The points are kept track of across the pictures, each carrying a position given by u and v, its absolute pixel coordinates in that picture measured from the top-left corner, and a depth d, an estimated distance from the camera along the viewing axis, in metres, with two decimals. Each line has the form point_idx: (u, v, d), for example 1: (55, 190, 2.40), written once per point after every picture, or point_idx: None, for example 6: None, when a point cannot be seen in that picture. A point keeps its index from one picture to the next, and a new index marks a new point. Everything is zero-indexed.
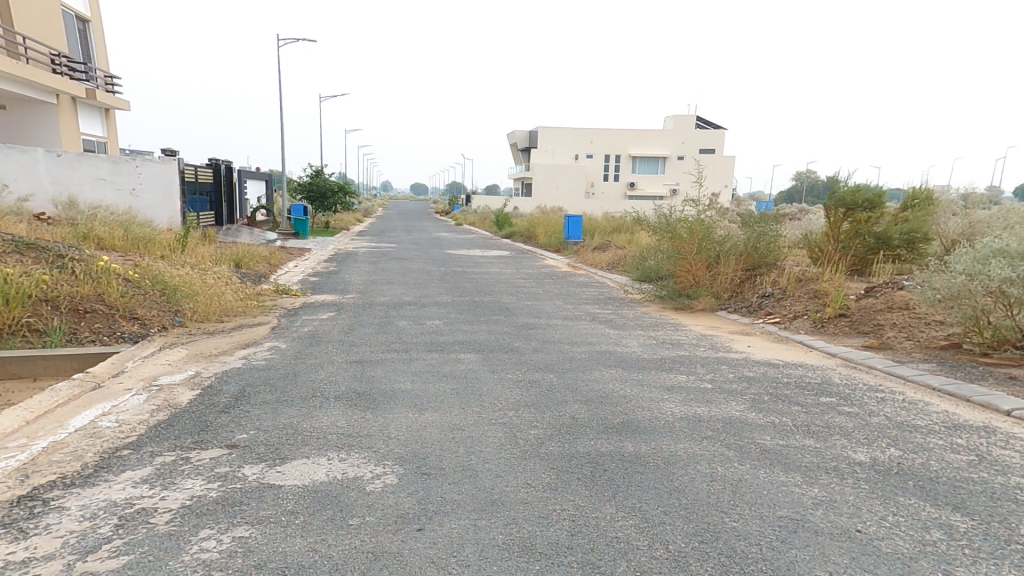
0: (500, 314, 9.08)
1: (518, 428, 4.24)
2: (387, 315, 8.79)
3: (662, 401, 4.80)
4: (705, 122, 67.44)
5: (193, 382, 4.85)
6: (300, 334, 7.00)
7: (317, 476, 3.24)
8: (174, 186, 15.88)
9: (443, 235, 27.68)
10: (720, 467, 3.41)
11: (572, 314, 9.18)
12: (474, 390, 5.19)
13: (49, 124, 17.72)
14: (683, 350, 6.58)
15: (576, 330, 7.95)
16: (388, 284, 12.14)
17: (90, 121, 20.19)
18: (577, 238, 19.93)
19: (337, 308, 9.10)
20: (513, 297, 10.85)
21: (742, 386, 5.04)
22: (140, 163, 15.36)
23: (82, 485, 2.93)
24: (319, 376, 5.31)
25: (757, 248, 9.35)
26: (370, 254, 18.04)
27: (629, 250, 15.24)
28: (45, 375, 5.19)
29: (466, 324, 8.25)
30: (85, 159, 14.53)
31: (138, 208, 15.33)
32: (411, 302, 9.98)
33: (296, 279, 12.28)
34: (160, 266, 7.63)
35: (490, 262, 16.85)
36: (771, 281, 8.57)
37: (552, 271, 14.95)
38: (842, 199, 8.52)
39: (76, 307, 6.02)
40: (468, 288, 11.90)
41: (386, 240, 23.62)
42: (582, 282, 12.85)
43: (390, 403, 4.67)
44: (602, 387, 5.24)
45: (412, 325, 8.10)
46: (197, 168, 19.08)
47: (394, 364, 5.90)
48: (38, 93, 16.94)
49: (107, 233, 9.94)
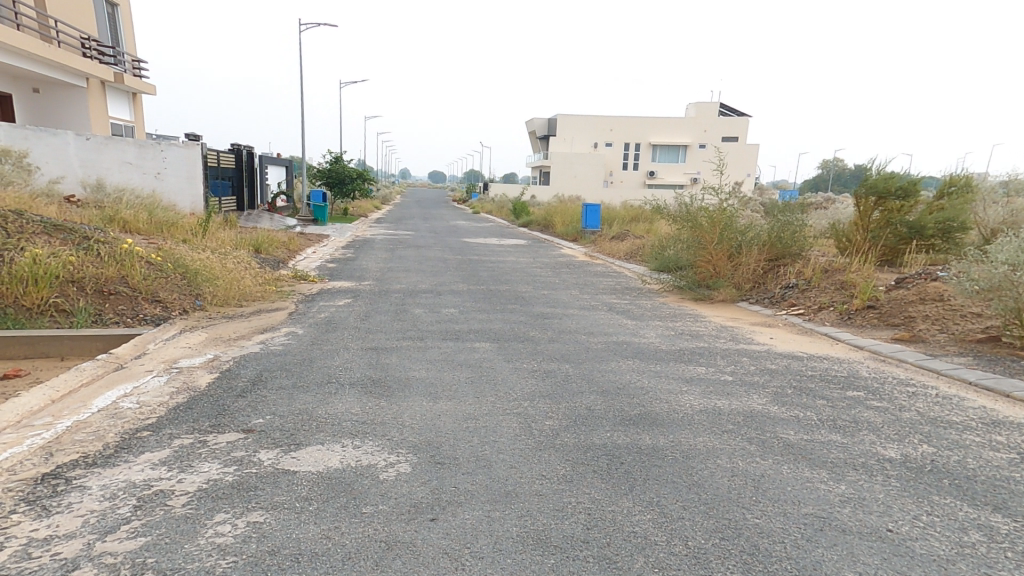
0: (516, 303, 9.02)
1: (533, 419, 4.20)
2: (403, 302, 8.79)
3: (680, 393, 4.70)
4: (727, 110, 66.01)
5: (212, 366, 4.88)
6: (317, 320, 7.04)
7: (331, 462, 3.24)
8: (197, 170, 16.04)
9: (460, 224, 27.64)
10: (741, 462, 3.31)
11: (589, 304, 9.08)
12: (489, 379, 5.15)
13: (79, 107, 18.07)
14: (702, 341, 6.44)
15: (592, 320, 7.86)
16: (405, 271, 12.16)
17: (117, 107, 20.53)
18: (594, 227, 19.73)
19: (354, 294, 9.14)
20: (529, 286, 10.77)
21: (764, 379, 4.91)
22: (165, 148, 15.51)
23: (103, 466, 2.96)
24: (335, 362, 5.32)
25: (781, 237, 9.09)
26: (387, 241, 18.11)
27: (647, 240, 15.02)
28: (71, 356, 5.26)
29: (482, 313, 8.22)
30: (112, 142, 14.75)
31: (162, 191, 15.55)
32: (427, 290, 9.98)
33: (314, 265, 12.37)
34: (182, 251, 7.71)
35: (507, 250, 16.81)
36: (795, 271, 8.34)
37: (569, 260, 14.83)
38: (875, 186, 8.22)
39: (101, 289, 6.09)
40: (485, 276, 11.86)
41: (403, 228, 23.68)
42: (599, 272, 12.71)
43: (404, 392, 4.66)
44: (619, 379, 5.16)
45: (428, 313, 8.09)
46: (219, 154, 19.30)
47: (409, 352, 5.90)
48: (69, 77, 17.30)
49: (132, 216, 10.08)
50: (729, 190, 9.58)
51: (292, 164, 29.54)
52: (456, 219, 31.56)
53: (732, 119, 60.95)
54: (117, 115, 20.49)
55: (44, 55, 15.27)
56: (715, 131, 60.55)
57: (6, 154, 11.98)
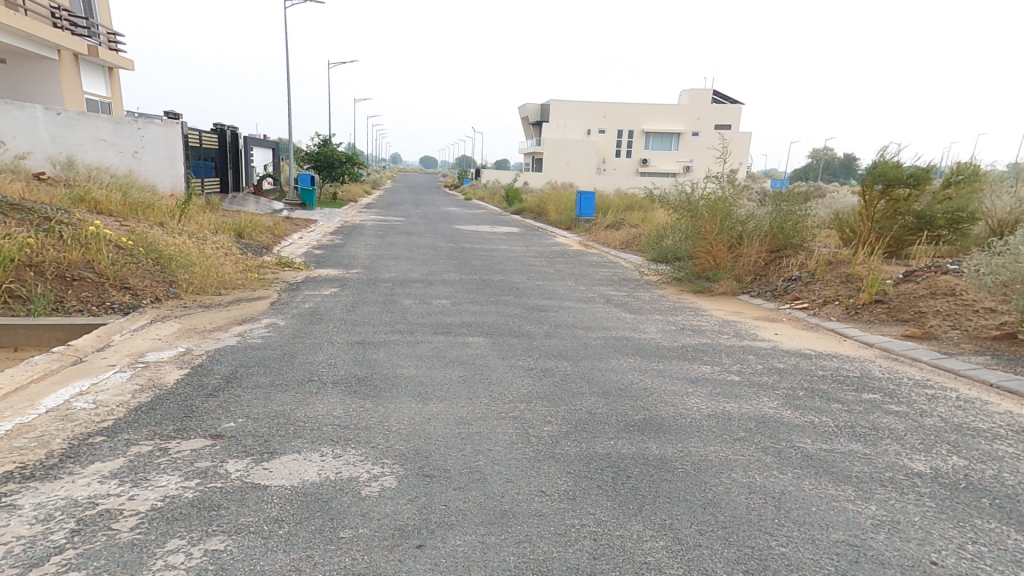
0: (510, 294, 8.70)
1: (530, 424, 3.91)
2: (393, 292, 8.43)
3: (685, 396, 4.43)
4: (722, 98, 65.54)
5: (182, 361, 4.51)
6: (300, 311, 6.67)
7: (307, 475, 2.92)
8: (177, 147, 15.58)
9: (453, 210, 27.13)
10: (758, 476, 3.04)
11: (585, 296, 8.78)
12: (483, 378, 4.85)
13: (53, 81, 17.33)
14: (705, 338, 6.17)
15: (590, 314, 7.56)
16: (395, 259, 11.78)
17: (93, 81, 19.74)
18: (589, 215, 19.39)
19: (340, 283, 8.76)
20: (523, 277, 10.45)
21: (773, 380, 4.64)
22: (142, 125, 15.00)
23: (42, 480, 2.61)
24: (317, 357, 4.98)
25: (784, 229, 8.82)
26: (377, 227, 17.66)
27: (643, 230, 14.72)
28: (27, 346, 4.87)
29: (475, 304, 7.89)
30: (87, 119, 14.11)
31: (140, 170, 14.96)
32: (418, 280, 9.61)
33: (300, 251, 11.94)
34: (157, 234, 7.28)
35: (500, 238, 16.44)
36: (798, 263, 8.08)
37: (564, 250, 14.50)
38: (883, 174, 7.96)
39: (63, 274, 5.68)
40: (477, 265, 11.52)
41: (395, 214, 23.17)
42: (595, 262, 12.42)
43: (392, 392, 4.35)
44: (620, 379, 4.88)
45: (418, 304, 7.75)
46: (202, 134, 18.62)
47: (398, 347, 5.56)
48: (41, 49, 16.53)
49: (105, 197, 9.58)
50: (731, 179, 9.27)
51: (279, 145, 28.77)
52: (447, 204, 31.02)
53: (727, 108, 60.52)
54: (94, 91, 19.70)
55: (12, 25, 14.53)
56: (710, 119, 60.06)
57: None
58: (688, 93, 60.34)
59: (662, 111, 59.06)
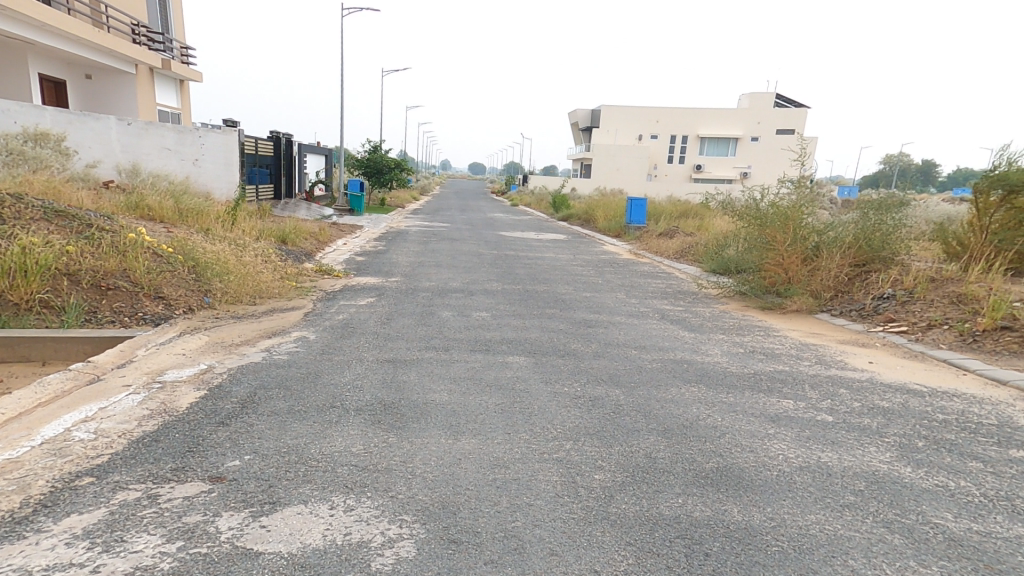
0: (555, 307, 8.09)
1: (579, 470, 3.29)
2: (432, 304, 8.01)
3: (766, 438, 3.67)
4: (783, 101, 62.48)
5: (201, 381, 4.15)
6: (332, 325, 6.33)
7: (310, 538, 2.42)
8: (234, 156, 15.91)
9: (498, 216, 26.84)
10: (889, 568, 2.31)
11: (638, 310, 8.04)
12: (524, 407, 4.27)
13: (128, 93, 18.18)
14: (781, 364, 5.32)
15: (643, 331, 6.83)
16: (436, 266, 11.42)
17: (164, 93, 20.65)
18: (640, 222, 18.47)
19: (378, 294, 8.43)
20: (570, 287, 9.81)
21: (879, 423, 3.79)
22: (203, 134, 15.39)
23: (4, 540, 2.23)
24: (343, 379, 4.60)
25: (872, 237, 7.77)
26: (422, 233, 17.51)
27: (700, 238, 13.79)
28: (55, 360, 4.66)
29: (518, 318, 7.35)
30: (154, 128, 14.62)
31: (198, 178, 15.39)
32: (459, 290, 9.17)
33: (342, 258, 11.80)
34: (198, 242, 7.15)
35: (546, 246, 15.86)
36: (891, 278, 7.09)
37: (613, 258, 13.75)
38: (1003, 179, 6.90)
39: (99, 283, 5.51)
40: (520, 274, 10.98)
41: (440, 220, 23.03)
42: (647, 272, 11.62)
43: (422, 423, 3.85)
44: (683, 413, 4.15)
45: (457, 318, 7.28)
46: (257, 141, 19.05)
47: (431, 368, 5.14)
48: (119, 64, 17.38)
49: (159, 204, 9.67)
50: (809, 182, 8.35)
51: (332, 152, 29.34)
52: (493, 211, 30.78)
53: (788, 111, 57.61)
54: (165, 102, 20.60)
55: (95, 41, 15.31)
56: (770, 123, 57.30)
57: (44, 138, 11.87)
58: (747, 96, 57.84)
59: (718, 115, 56.90)
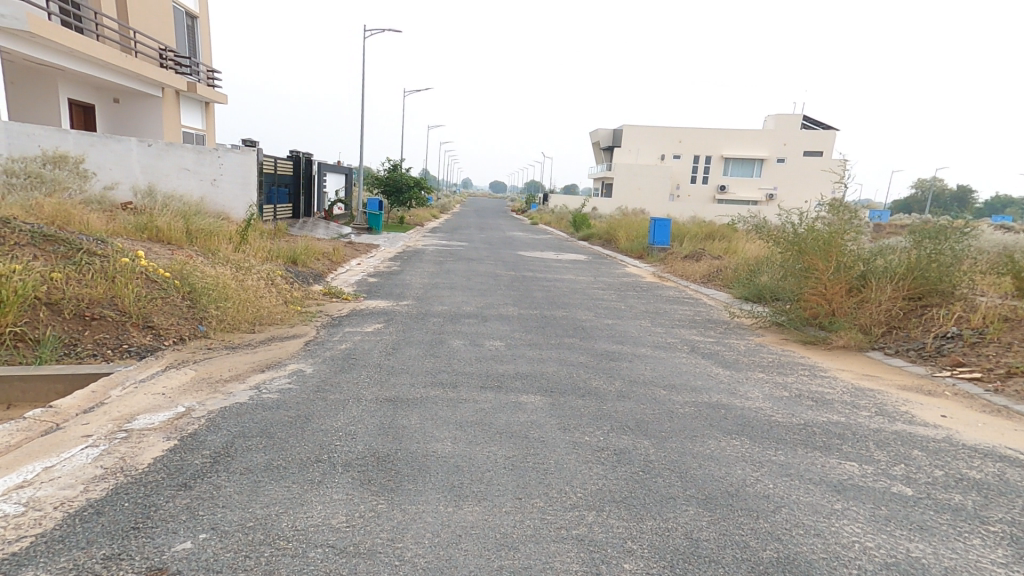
0: (575, 337, 7.49)
1: (607, 553, 2.69)
2: (443, 332, 7.51)
3: (834, 516, 3.01)
4: (810, 121, 61.42)
5: (173, 429, 3.68)
6: (331, 357, 5.91)
7: None
8: (252, 175, 15.54)
9: (517, 235, 26.47)
10: None
11: (665, 341, 7.40)
12: (538, 463, 3.68)
13: (154, 116, 18.39)
14: (836, 414, 4.59)
15: (671, 366, 6.18)
16: (450, 289, 10.98)
17: (190, 114, 20.91)
18: (664, 243, 17.90)
19: (386, 320, 8.02)
20: (590, 313, 9.22)
21: (975, 503, 3.12)
22: (222, 154, 15.19)
23: None
24: (336, 424, 4.09)
25: (928, 266, 7.04)
26: (439, 253, 17.17)
27: (729, 262, 13.12)
28: (22, 402, 4.30)
29: (535, 349, 6.79)
30: (173, 148, 14.65)
31: (215, 197, 15.30)
32: (472, 315, 8.66)
33: (354, 279, 11.46)
34: (198, 265, 6.82)
35: (566, 267, 15.33)
36: (955, 317, 6.41)
37: (636, 281, 13.13)
38: None
39: (82, 313, 5.17)
40: (538, 298, 10.45)
41: (458, 238, 22.71)
42: (672, 298, 11.00)
43: (418, 483, 3.29)
44: (725, 474, 3.52)
45: (469, 349, 6.74)
46: (277, 159, 19.03)
47: (434, 410, 4.60)
48: (146, 87, 17.63)
49: (169, 225, 9.45)
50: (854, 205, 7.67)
51: (352, 170, 29.40)
52: (513, 229, 30.49)
53: (815, 131, 56.52)
54: (190, 124, 20.85)
55: (123, 67, 15.51)
56: (796, 143, 56.27)
57: (62, 159, 11.88)
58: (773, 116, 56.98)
59: (742, 134, 56.08)
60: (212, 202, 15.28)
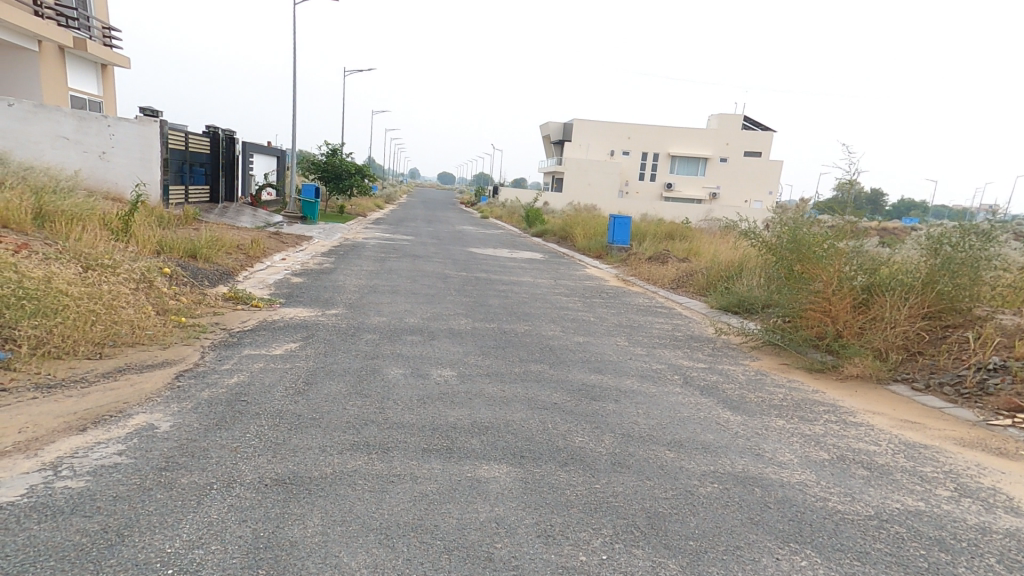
0: (543, 364, 6.11)
1: None
2: (377, 356, 5.87)
3: None
4: (752, 123, 63.05)
5: None
6: (212, 401, 4.21)
7: None
8: (153, 152, 13.21)
9: (469, 230, 24.97)
10: None
11: (650, 369, 6.17)
12: None
13: (30, 75, 15.42)
14: (912, 498, 3.24)
15: (668, 409, 4.87)
16: (391, 293, 9.32)
17: (81, 77, 17.86)
18: (623, 243, 16.87)
19: (304, 337, 6.32)
20: (557, 328, 7.89)
21: None
22: (113, 123, 12.78)
23: None
24: (167, 550, 2.45)
25: (947, 279, 5.93)
26: (380, 247, 15.35)
27: (698, 266, 12.14)
28: None
29: (496, 386, 5.32)
30: (47, 113, 12.08)
31: (104, 175, 12.84)
32: (415, 331, 7.07)
33: (272, 279, 9.54)
34: (16, 262, 4.96)
35: (522, 267, 13.94)
36: (991, 341, 5.38)
37: (600, 286, 12.00)
38: None
39: None
40: (494, 306, 9.02)
41: (404, 231, 20.86)
42: (644, 306, 9.86)
43: None
44: None
45: (408, 383, 5.16)
46: (190, 135, 16.44)
47: (348, 503, 3.02)
48: (18, 40, 14.60)
49: (11, 204, 7.62)
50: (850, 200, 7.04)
51: (286, 152, 26.73)
52: (463, 223, 28.95)
53: (756, 133, 57.96)
54: (81, 88, 17.83)
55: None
56: (740, 145, 57.75)
57: None
58: (718, 118, 58.27)
59: (690, 135, 56.79)
60: (100, 179, 12.82)
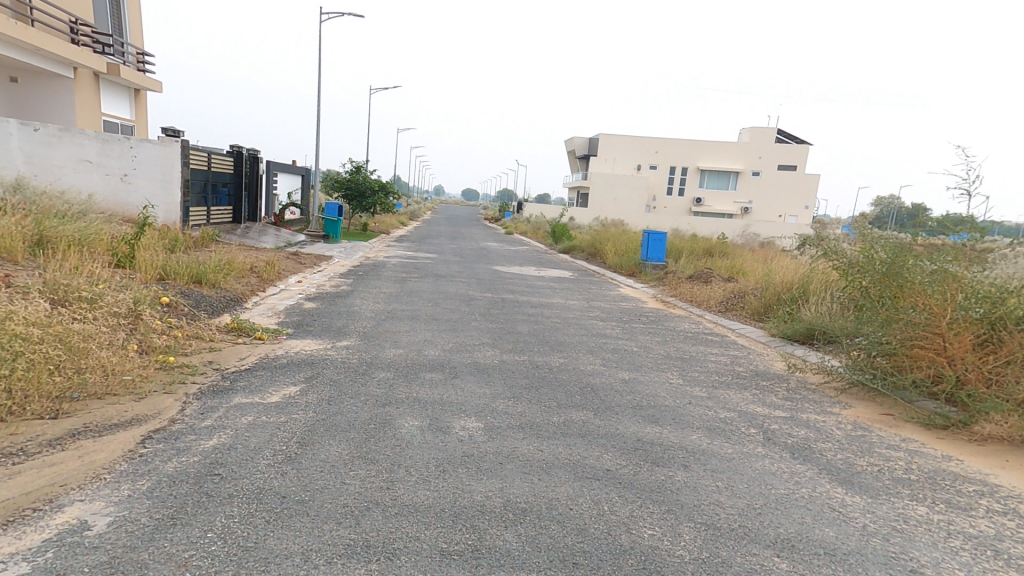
0: (587, 412, 5.05)
1: None
2: (389, 403, 4.92)
3: None
4: (784, 135, 60.96)
5: None
6: (174, 478, 3.29)
7: None
8: (174, 172, 12.79)
9: (493, 246, 24.06)
10: None
11: (719, 419, 5.05)
12: None
13: (63, 97, 15.35)
14: None
15: (757, 483, 3.75)
16: (410, 319, 8.41)
17: (113, 100, 17.82)
18: (658, 260, 15.72)
19: (308, 378, 5.42)
20: (597, 362, 6.83)
21: None
22: (135, 144, 12.41)
23: None
24: None
25: None
26: (401, 266, 14.56)
27: (749, 286, 10.91)
28: None
29: (533, 444, 4.29)
30: (69, 134, 11.77)
31: (124, 197, 12.45)
32: (435, 366, 6.11)
33: (283, 306, 8.77)
34: None
35: (551, 287, 12.91)
36: None
37: (638, 308, 10.87)
38: None
39: None
40: (523, 334, 8.00)
41: (426, 249, 20.13)
42: (693, 334, 8.69)
43: None
44: None
45: (425, 441, 4.18)
46: (212, 154, 16.07)
47: None
48: (54, 64, 14.53)
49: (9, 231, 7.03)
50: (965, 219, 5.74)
51: (310, 170, 26.47)
52: (486, 239, 28.11)
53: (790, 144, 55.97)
54: (114, 109, 17.78)
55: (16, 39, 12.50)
56: (772, 157, 55.83)
57: None
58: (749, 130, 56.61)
59: (719, 147, 55.23)
60: (120, 202, 12.43)
